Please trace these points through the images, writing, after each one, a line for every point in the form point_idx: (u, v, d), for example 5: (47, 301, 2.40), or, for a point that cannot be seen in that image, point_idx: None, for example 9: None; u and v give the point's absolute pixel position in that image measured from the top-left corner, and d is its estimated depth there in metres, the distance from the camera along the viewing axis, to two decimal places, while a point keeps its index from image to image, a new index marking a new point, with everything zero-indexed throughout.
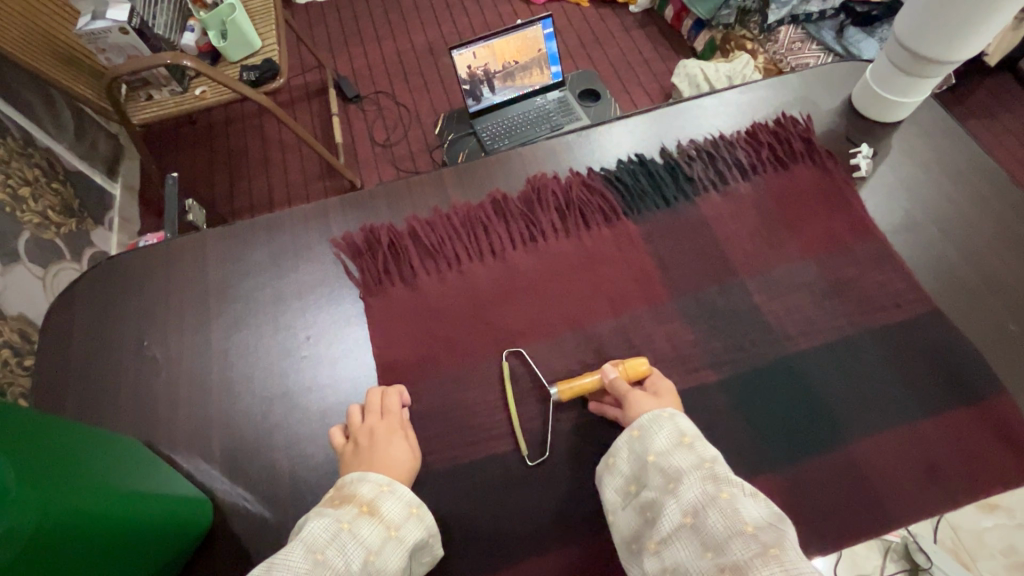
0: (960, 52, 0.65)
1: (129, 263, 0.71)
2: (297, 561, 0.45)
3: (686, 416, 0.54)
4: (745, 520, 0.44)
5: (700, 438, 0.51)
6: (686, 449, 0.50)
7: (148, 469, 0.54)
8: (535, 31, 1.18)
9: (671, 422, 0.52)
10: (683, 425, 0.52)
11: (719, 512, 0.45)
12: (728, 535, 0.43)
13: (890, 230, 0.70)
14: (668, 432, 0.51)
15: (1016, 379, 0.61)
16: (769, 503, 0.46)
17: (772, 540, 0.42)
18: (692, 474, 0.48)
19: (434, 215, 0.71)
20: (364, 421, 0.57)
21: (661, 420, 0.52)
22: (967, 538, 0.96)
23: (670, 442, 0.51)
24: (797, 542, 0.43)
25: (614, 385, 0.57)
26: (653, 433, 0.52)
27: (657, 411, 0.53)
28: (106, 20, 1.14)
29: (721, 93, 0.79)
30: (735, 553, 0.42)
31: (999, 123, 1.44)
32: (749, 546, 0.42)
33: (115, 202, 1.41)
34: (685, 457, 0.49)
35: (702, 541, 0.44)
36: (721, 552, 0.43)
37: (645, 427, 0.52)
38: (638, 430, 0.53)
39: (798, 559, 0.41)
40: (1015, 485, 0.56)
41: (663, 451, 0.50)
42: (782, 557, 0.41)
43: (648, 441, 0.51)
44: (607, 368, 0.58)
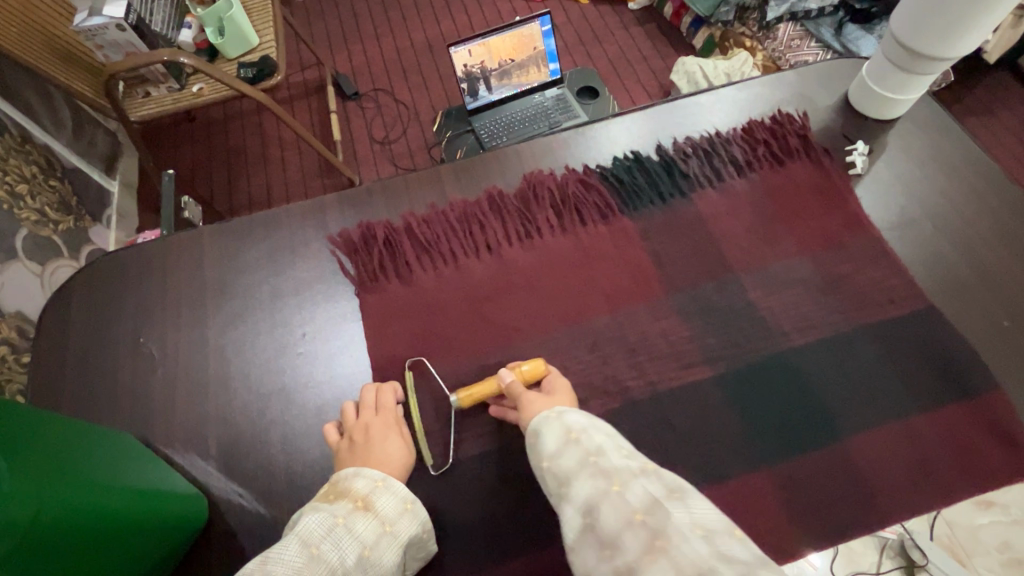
0: (955, 49, 0.65)
1: (126, 259, 0.71)
2: (292, 556, 0.45)
3: (576, 410, 0.53)
4: (634, 508, 0.41)
5: (589, 432, 0.49)
6: (573, 446, 0.48)
7: (143, 465, 0.54)
8: (530, 29, 1.18)
9: (559, 420, 0.51)
10: (570, 422, 0.50)
11: (608, 507, 0.42)
12: (621, 528, 0.40)
13: (885, 227, 0.70)
14: (556, 432, 0.50)
15: (1009, 375, 0.61)
16: (660, 482, 0.43)
17: (658, 527, 0.39)
18: (581, 472, 0.46)
19: (431, 211, 0.71)
20: (360, 417, 0.57)
21: (547, 421, 0.51)
22: (962, 534, 0.96)
23: (559, 442, 0.49)
24: (684, 524, 0.39)
25: (510, 390, 0.57)
26: (542, 437, 0.50)
27: (545, 412, 0.52)
28: (103, 16, 1.14)
29: (719, 90, 0.79)
30: (627, 548, 0.38)
31: (997, 121, 1.44)
32: (639, 536, 0.39)
33: (113, 199, 1.41)
34: (573, 455, 0.47)
35: (600, 541, 0.40)
36: (615, 548, 0.39)
37: (537, 432, 0.51)
38: (532, 437, 0.51)
39: (686, 543, 0.38)
40: (1007, 480, 0.57)
41: (554, 454, 0.48)
42: (669, 546, 0.37)
43: (540, 447, 0.50)
44: (503, 372, 0.57)
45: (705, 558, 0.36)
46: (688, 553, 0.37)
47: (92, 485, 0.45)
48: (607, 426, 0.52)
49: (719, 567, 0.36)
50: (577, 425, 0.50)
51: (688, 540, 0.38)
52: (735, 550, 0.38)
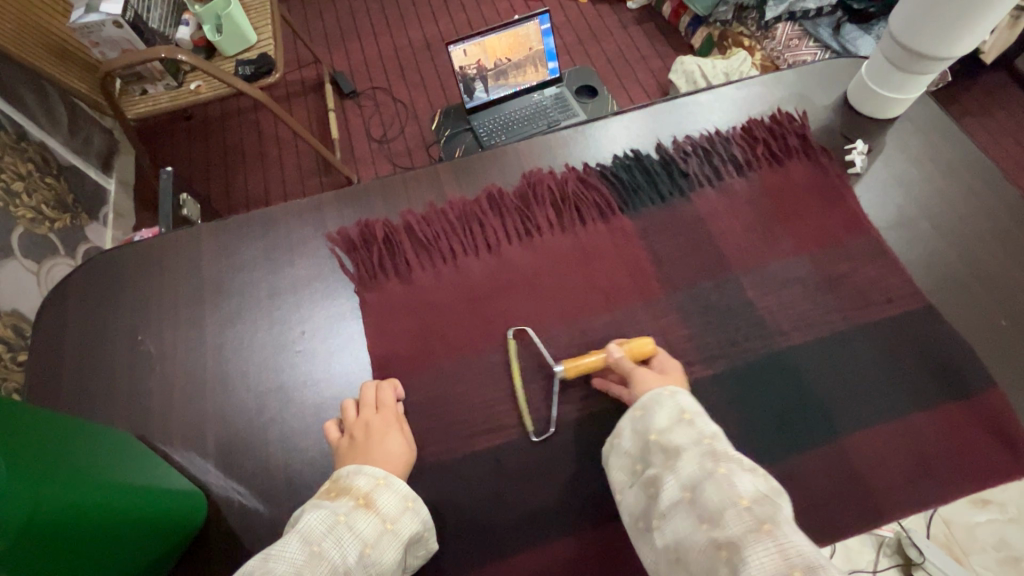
0: (954, 49, 0.65)
1: (124, 257, 0.70)
2: (293, 552, 0.46)
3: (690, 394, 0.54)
4: (742, 494, 0.43)
5: (701, 418, 0.51)
6: (686, 425, 0.50)
7: (142, 463, 0.54)
8: (526, 29, 1.19)
9: (673, 399, 0.53)
10: (685, 403, 0.52)
11: (715, 487, 0.44)
12: (724, 506, 0.43)
13: (884, 226, 0.71)
14: (670, 410, 0.52)
15: (1005, 373, 0.61)
16: (769, 480, 0.45)
17: (766, 514, 0.41)
18: (690, 451, 0.48)
19: (429, 210, 0.71)
20: (360, 415, 0.57)
21: (663, 397, 0.53)
22: (957, 531, 0.97)
23: (671, 420, 0.51)
24: (791, 517, 0.42)
25: (618, 364, 0.58)
26: (654, 411, 0.52)
27: (659, 390, 0.54)
28: (100, 13, 1.14)
29: (718, 89, 0.79)
30: (729, 525, 0.41)
31: (994, 122, 1.45)
32: (743, 518, 0.41)
33: (109, 197, 1.40)
34: (684, 434, 0.50)
35: (700, 514, 0.43)
36: (715, 523, 0.42)
37: (648, 405, 0.53)
38: (641, 410, 0.54)
39: (793, 533, 0.40)
40: (1004, 478, 0.57)
41: (664, 429, 0.51)
42: (776, 531, 0.40)
43: (649, 420, 0.52)
44: (612, 347, 0.58)
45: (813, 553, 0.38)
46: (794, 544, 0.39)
47: (87, 482, 0.44)
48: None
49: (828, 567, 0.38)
50: (692, 409, 0.52)
51: (794, 532, 0.40)
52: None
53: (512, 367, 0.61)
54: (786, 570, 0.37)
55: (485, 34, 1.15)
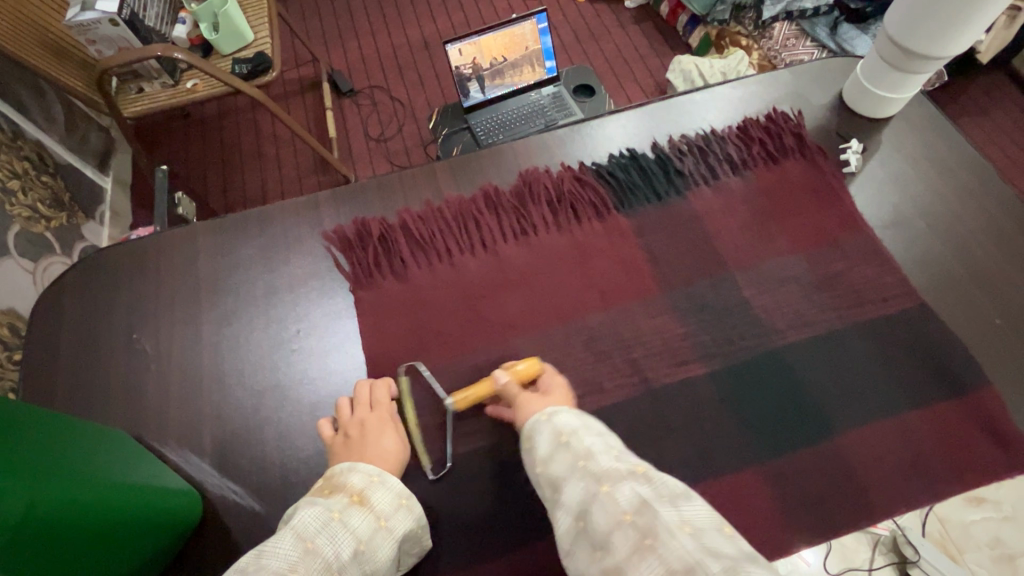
0: (949, 47, 0.65)
1: (119, 255, 0.70)
2: (287, 549, 0.45)
3: (567, 409, 0.52)
4: (623, 508, 0.41)
5: (579, 433, 0.49)
6: (563, 449, 0.48)
7: (136, 462, 0.54)
8: (522, 28, 1.17)
9: (550, 423, 0.51)
10: (560, 425, 0.50)
11: (599, 509, 0.42)
12: (610, 529, 0.41)
13: (879, 225, 0.71)
14: (547, 436, 0.50)
15: (999, 372, 0.62)
16: (650, 482, 0.43)
17: (646, 526, 0.39)
18: (571, 476, 0.46)
19: (426, 208, 0.71)
20: (355, 413, 0.57)
21: (540, 424, 0.51)
22: (953, 530, 0.98)
23: (549, 446, 0.49)
24: (672, 519, 0.40)
25: (505, 391, 0.57)
26: (535, 442, 0.51)
27: (537, 416, 0.53)
28: (96, 11, 1.13)
29: (714, 88, 0.79)
30: (616, 548, 0.40)
31: (990, 121, 1.45)
32: (628, 537, 0.40)
33: (106, 196, 1.40)
34: (563, 459, 0.48)
35: (592, 543, 0.42)
36: (606, 548, 0.40)
37: (530, 436, 0.52)
38: (526, 442, 0.52)
39: (675, 541, 0.38)
40: (996, 476, 0.57)
41: (546, 458, 0.49)
42: (657, 546, 0.38)
43: (533, 453, 0.50)
44: (497, 374, 0.57)
45: (694, 553, 0.37)
46: (676, 551, 0.37)
47: (81, 483, 0.44)
48: (598, 426, 0.51)
49: (709, 563, 0.36)
50: (567, 427, 0.50)
51: (677, 535, 0.38)
52: (722, 546, 0.38)
53: (405, 400, 0.60)
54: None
55: (479, 34, 1.14)
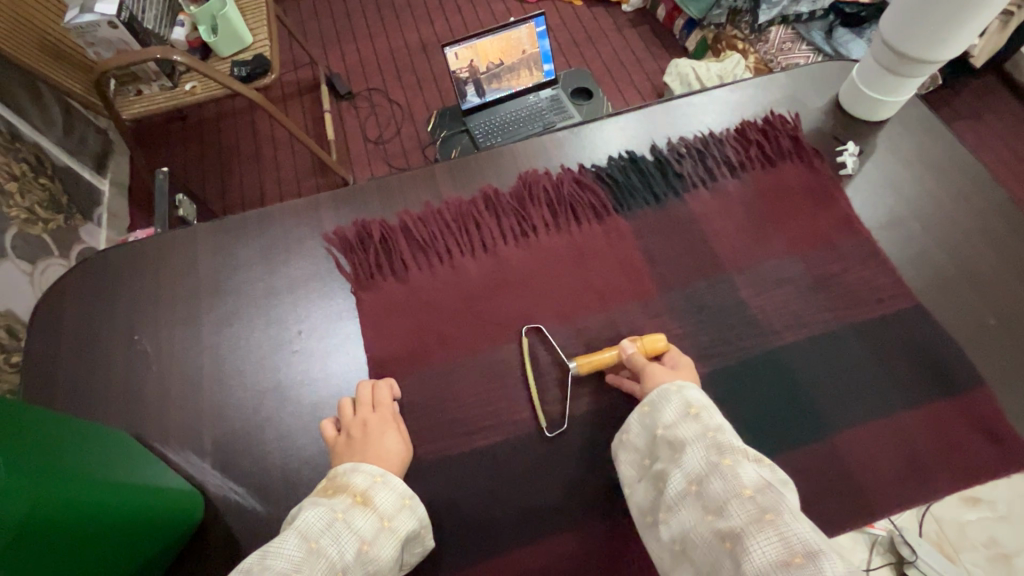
0: (944, 51, 0.66)
1: (119, 256, 0.71)
2: (291, 549, 0.46)
3: (696, 387, 0.54)
4: (745, 484, 0.44)
5: (710, 410, 0.52)
6: (692, 419, 0.51)
7: (138, 462, 0.54)
8: (518, 32, 1.18)
9: (680, 395, 0.53)
10: (694, 398, 0.52)
11: (721, 477, 0.45)
12: (729, 497, 0.44)
13: (875, 226, 0.71)
14: (678, 405, 0.52)
15: (993, 371, 0.62)
16: (776, 469, 0.46)
17: (768, 504, 0.42)
18: (696, 443, 0.49)
19: (426, 210, 0.71)
20: (357, 413, 0.58)
21: (670, 393, 0.53)
22: (950, 529, 0.98)
23: (678, 415, 0.52)
24: (794, 506, 0.43)
25: (633, 360, 0.59)
26: (663, 407, 0.53)
27: (667, 385, 0.54)
28: (94, 13, 1.14)
29: (712, 91, 0.80)
30: (733, 516, 0.43)
31: (983, 125, 1.46)
32: (747, 509, 0.43)
33: (104, 197, 1.40)
34: (689, 427, 0.50)
35: (705, 506, 0.45)
36: (721, 514, 0.44)
37: (655, 401, 0.54)
38: (650, 405, 0.54)
39: (796, 524, 0.41)
40: (992, 475, 0.58)
41: (671, 424, 0.51)
42: (777, 521, 0.41)
43: (657, 416, 0.53)
44: (625, 343, 0.60)
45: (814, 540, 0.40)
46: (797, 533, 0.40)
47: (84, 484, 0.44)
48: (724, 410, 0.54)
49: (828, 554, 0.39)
50: (700, 402, 0.52)
51: (797, 521, 0.41)
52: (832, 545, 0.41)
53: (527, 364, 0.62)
54: (787, 559, 0.39)
55: (476, 37, 1.14)
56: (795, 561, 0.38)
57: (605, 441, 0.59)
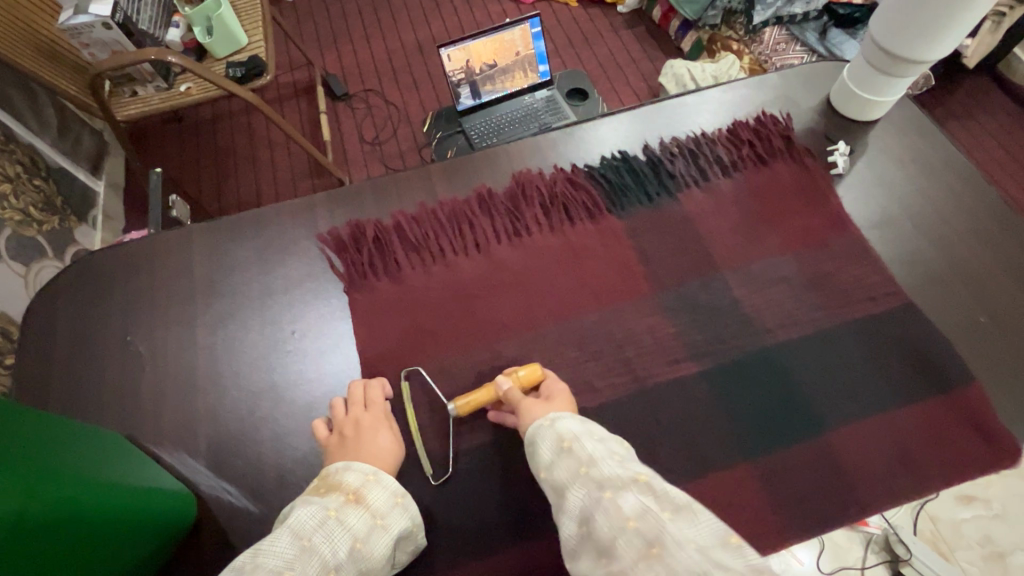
0: (931, 52, 0.66)
1: (113, 257, 0.70)
2: (284, 547, 0.46)
3: (571, 416, 0.54)
4: (627, 514, 0.42)
5: (582, 440, 0.50)
6: (566, 456, 0.50)
7: (132, 462, 0.54)
8: (512, 33, 1.18)
9: (552, 428, 0.52)
10: (565, 430, 0.52)
11: (602, 515, 0.43)
12: (613, 535, 0.41)
13: (867, 225, 0.72)
14: (550, 442, 0.52)
15: (984, 368, 0.63)
16: (655, 491, 0.44)
17: (652, 535, 0.40)
18: (575, 482, 0.47)
19: (421, 210, 0.71)
20: (349, 412, 0.58)
21: (543, 429, 0.53)
22: (944, 528, 0.99)
23: (553, 452, 0.51)
24: (676, 530, 0.40)
25: (508, 396, 0.57)
26: (539, 447, 0.52)
27: (540, 420, 0.54)
28: (89, 15, 1.13)
29: (705, 91, 0.80)
30: (621, 555, 0.40)
31: (977, 125, 1.47)
32: (634, 544, 0.40)
33: (99, 199, 1.39)
34: (567, 466, 0.49)
35: (596, 550, 0.42)
36: (610, 555, 0.41)
37: (532, 441, 0.53)
38: (529, 449, 0.53)
39: (679, 551, 0.38)
40: (981, 471, 0.58)
41: (549, 465, 0.50)
42: (663, 555, 0.38)
43: (537, 459, 0.52)
44: (499, 380, 0.58)
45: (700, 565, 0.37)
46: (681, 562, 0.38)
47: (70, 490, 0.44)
48: (600, 431, 0.53)
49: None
50: (573, 433, 0.51)
51: (681, 548, 0.39)
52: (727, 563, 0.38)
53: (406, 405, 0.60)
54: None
55: (470, 38, 1.15)
56: None
57: None
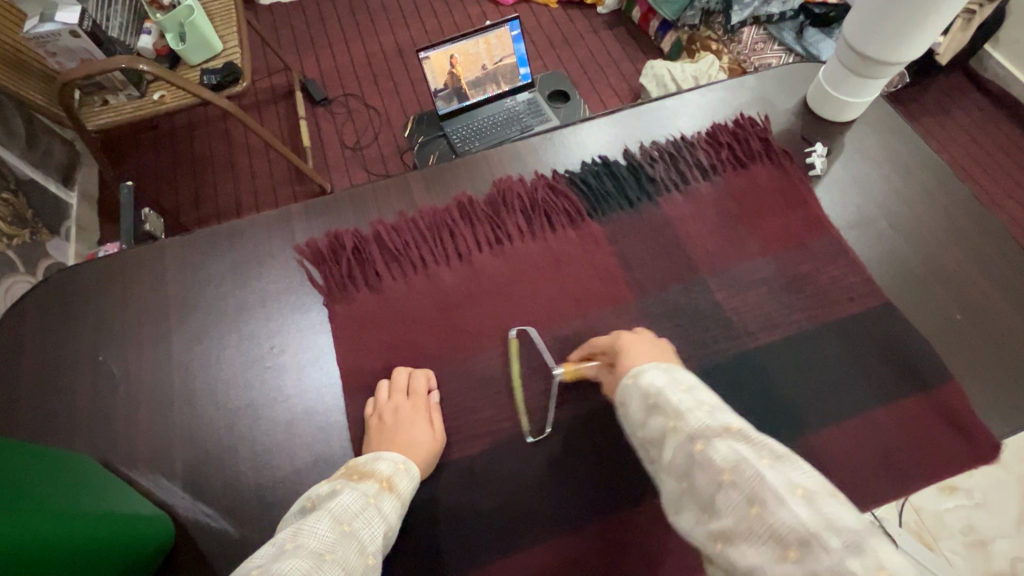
0: (903, 53, 0.67)
1: (83, 275, 0.68)
2: (324, 530, 0.44)
3: (653, 367, 0.51)
4: (722, 469, 0.39)
5: (668, 393, 0.48)
6: (656, 412, 0.47)
7: (103, 489, 0.52)
8: (475, 46, 1.16)
9: (637, 386, 0.50)
10: (649, 385, 0.49)
11: (700, 470, 0.41)
12: (714, 490, 0.39)
13: (846, 226, 0.72)
14: (638, 399, 0.50)
15: (960, 366, 0.63)
16: (759, 443, 0.40)
17: (752, 493, 0.37)
18: (668, 439, 0.45)
19: (400, 219, 0.70)
20: (391, 399, 0.59)
21: (628, 389, 0.51)
22: (928, 519, 1.00)
23: (643, 410, 0.49)
24: (780, 483, 0.37)
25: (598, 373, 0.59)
26: (629, 407, 0.50)
27: (624, 380, 0.52)
28: (55, 23, 1.11)
29: (683, 95, 0.81)
30: (725, 513, 0.38)
31: (951, 121, 1.50)
32: (733, 499, 0.38)
33: (72, 211, 1.36)
34: (656, 421, 0.47)
35: (699, 505, 0.40)
36: (714, 512, 0.39)
37: (623, 403, 0.52)
38: (621, 407, 0.52)
39: (783, 508, 0.35)
40: (964, 467, 0.59)
41: (643, 423, 0.49)
42: (764, 514, 0.36)
43: (631, 418, 0.50)
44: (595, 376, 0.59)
45: (806, 522, 0.34)
46: (786, 520, 0.35)
47: (37, 530, 0.41)
48: (686, 377, 0.50)
49: (820, 533, 0.34)
50: (656, 388, 0.49)
51: (787, 501, 0.36)
52: (841, 513, 0.35)
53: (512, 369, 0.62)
54: (781, 556, 0.34)
55: (433, 47, 1.11)
56: (789, 556, 0.34)
57: (582, 450, 0.59)
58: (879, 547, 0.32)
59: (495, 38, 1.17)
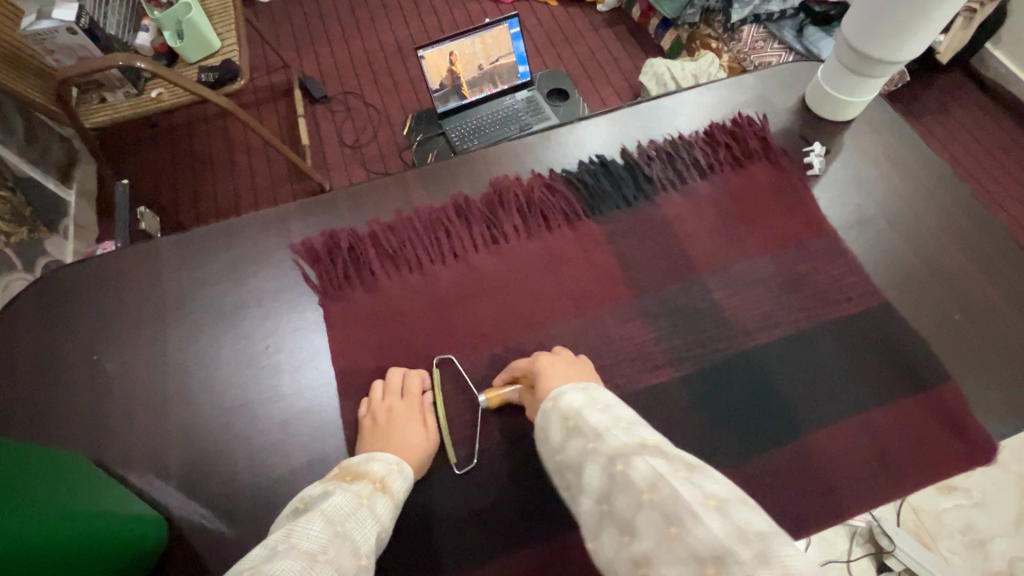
0: (902, 53, 0.67)
1: (79, 274, 0.68)
2: (317, 531, 0.44)
3: (572, 388, 0.52)
4: (640, 487, 0.39)
5: (586, 413, 0.48)
6: (576, 433, 0.47)
7: (98, 489, 0.52)
8: (472, 45, 1.16)
9: (557, 409, 0.50)
10: (568, 407, 0.49)
11: (619, 492, 0.40)
12: (632, 512, 0.38)
13: (844, 226, 0.72)
14: (558, 422, 0.49)
15: (959, 366, 0.63)
16: (673, 458, 0.41)
17: (669, 510, 0.37)
18: (588, 461, 0.44)
19: (396, 218, 0.70)
20: (386, 399, 0.59)
21: (549, 413, 0.51)
22: (926, 518, 1.00)
23: (563, 432, 0.49)
24: (694, 498, 0.37)
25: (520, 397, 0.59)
26: (550, 430, 0.50)
27: (544, 404, 0.52)
28: (52, 20, 1.10)
29: (681, 94, 0.80)
30: (643, 534, 0.37)
31: (952, 120, 1.49)
32: (652, 519, 0.37)
33: (70, 209, 1.35)
34: (576, 443, 0.47)
35: (619, 527, 0.39)
36: (633, 534, 0.38)
37: (544, 425, 0.51)
38: (542, 431, 0.51)
39: (698, 523, 0.35)
40: (961, 468, 0.58)
41: (562, 445, 0.48)
42: (681, 532, 0.35)
43: (550, 441, 0.49)
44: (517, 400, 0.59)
45: (719, 535, 0.35)
46: (702, 535, 0.35)
47: (31, 530, 0.41)
48: (604, 398, 0.50)
49: (732, 545, 0.34)
50: (574, 410, 0.49)
51: (701, 515, 0.36)
52: (752, 520, 0.36)
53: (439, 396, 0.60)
54: (699, 572, 0.34)
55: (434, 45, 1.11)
56: (707, 573, 0.33)
57: None
58: (784, 552, 0.33)
59: (492, 38, 1.17)
